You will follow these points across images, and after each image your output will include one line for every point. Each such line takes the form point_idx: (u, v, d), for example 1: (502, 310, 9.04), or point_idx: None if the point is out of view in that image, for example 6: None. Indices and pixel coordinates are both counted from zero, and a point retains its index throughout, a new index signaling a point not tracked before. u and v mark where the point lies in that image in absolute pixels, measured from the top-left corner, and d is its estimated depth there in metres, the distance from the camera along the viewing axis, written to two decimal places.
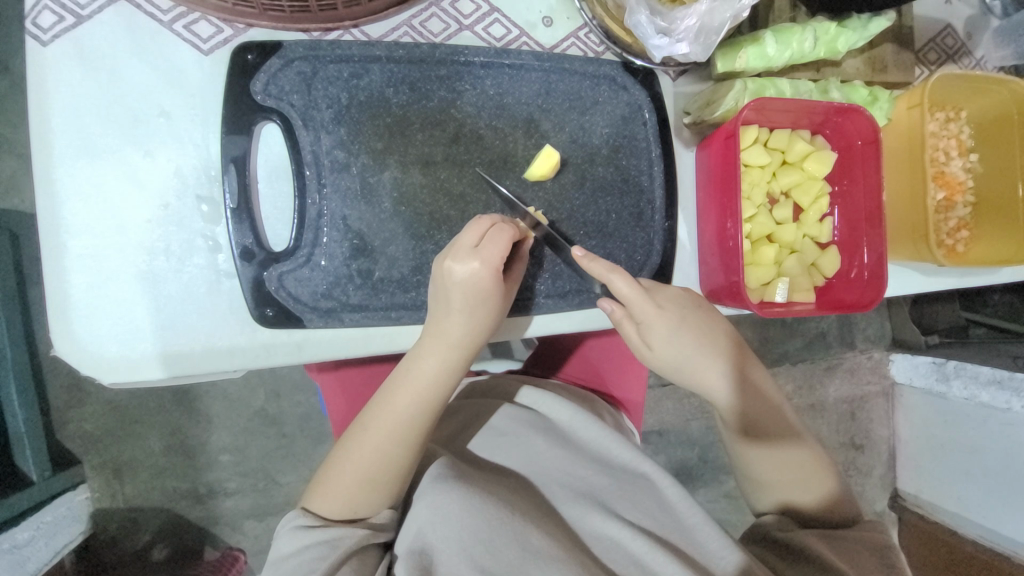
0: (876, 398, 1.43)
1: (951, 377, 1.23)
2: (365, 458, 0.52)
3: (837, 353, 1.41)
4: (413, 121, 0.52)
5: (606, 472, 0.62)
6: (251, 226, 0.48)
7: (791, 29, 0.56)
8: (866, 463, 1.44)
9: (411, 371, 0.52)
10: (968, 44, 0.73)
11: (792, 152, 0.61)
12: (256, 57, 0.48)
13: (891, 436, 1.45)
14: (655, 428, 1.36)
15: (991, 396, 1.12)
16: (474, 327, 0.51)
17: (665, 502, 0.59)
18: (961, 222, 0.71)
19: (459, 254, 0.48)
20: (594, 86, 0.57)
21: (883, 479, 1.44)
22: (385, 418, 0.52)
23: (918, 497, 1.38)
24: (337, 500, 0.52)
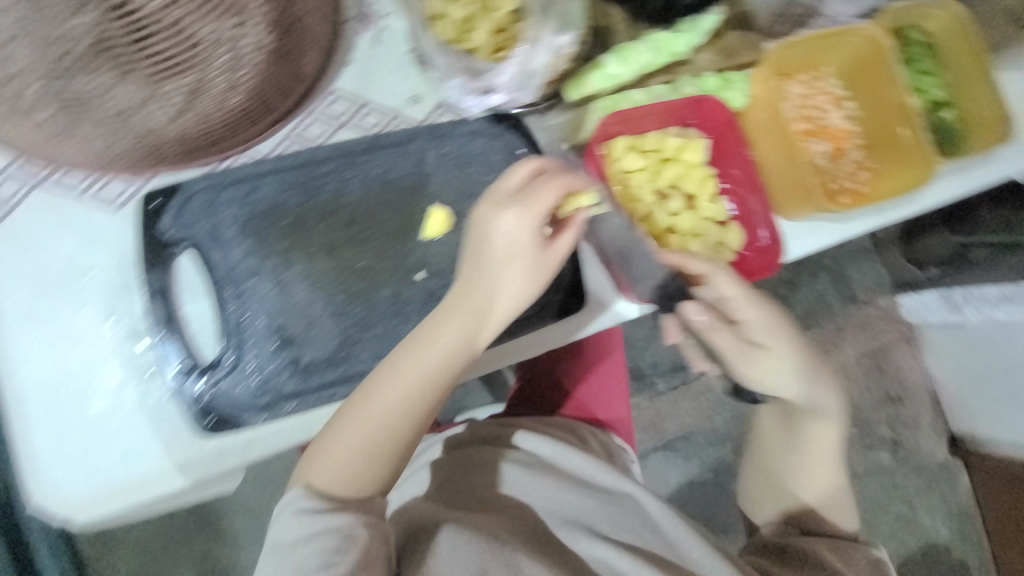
0: (898, 346, 1.43)
1: (961, 305, 1.21)
2: (358, 440, 0.52)
3: (843, 310, 1.41)
4: (311, 217, 0.58)
5: (590, 498, 0.67)
6: (180, 346, 0.53)
7: (627, 46, 0.63)
8: (911, 415, 1.43)
9: (426, 348, 0.53)
10: (816, 4, 0.77)
11: (668, 148, 0.65)
12: (160, 201, 0.55)
13: (927, 380, 1.44)
14: (680, 433, 1.40)
15: (1002, 312, 1.09)
16: (478, 299, 0.53)
17: (648, 515, 0.66)
18: (860, 164, 0.73)
19: (497, 204, 0.52)
20: (469, 142, 0.63)
21: (932, 426, 1.43)
22: (377, 402, 0.52)
23: (973, 436, 1.36)
24: (326, 476, 0.52)
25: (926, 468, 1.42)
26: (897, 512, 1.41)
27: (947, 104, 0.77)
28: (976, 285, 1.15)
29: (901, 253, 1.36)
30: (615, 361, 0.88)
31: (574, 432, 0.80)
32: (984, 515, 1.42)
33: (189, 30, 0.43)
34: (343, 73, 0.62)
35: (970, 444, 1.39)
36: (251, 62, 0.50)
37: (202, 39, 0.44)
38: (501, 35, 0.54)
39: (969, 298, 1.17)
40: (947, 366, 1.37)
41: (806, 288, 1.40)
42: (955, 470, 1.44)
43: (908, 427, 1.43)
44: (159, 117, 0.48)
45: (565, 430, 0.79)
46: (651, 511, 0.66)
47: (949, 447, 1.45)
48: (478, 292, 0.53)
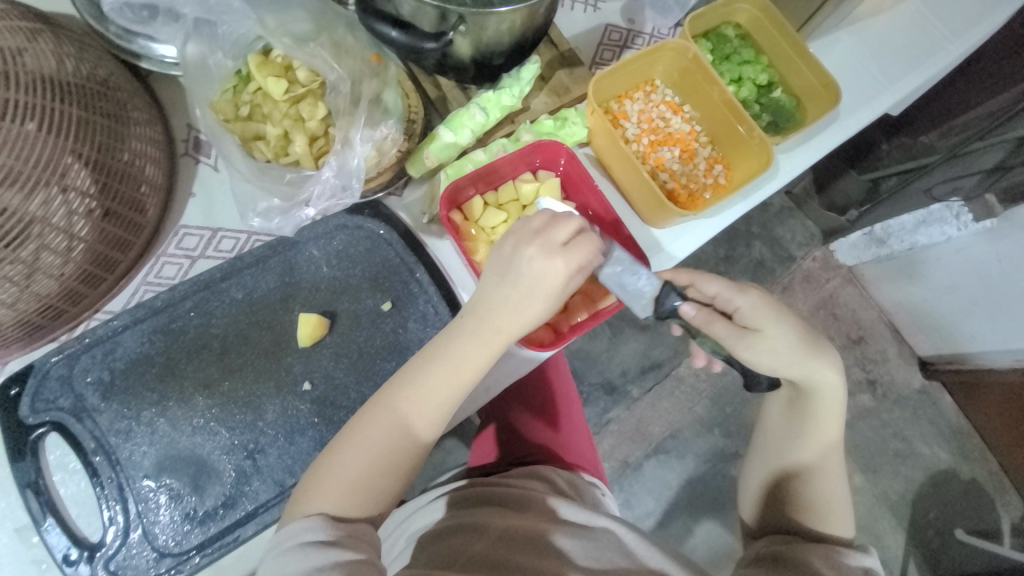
0: (844, 289, 1.48)
1: (885, 239, 1.30)
2: (356, 465, 0.52)
3: (783, 270, 1.46)
4: (180, 358, 0.56)
5: (575, 538, 0.65)
6: (62, 533, 0.51)
7: (458, 114, 0.65)
8: (877, 351, 1.47)
9: (455, 365, 0.53)
10: (634, 27, 0.83)
11: (523, 194, 0.67)
12: (18, 388, 0.53)
13: (881, 313, 1.49)
14: (667, 433, 1.39)
15: (927, 236, 1.18)
16: (500, 320, 0.53)
17: (627, 545, 0.66)
18: (711, 159, 0.77)
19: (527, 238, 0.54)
20: (331, 239, 0.64)
21: (900, 356, 1.47)
22: (382, 422, 0.53)
23: (942, 355, 1.39)
24: (331, 497, 0.51)
25: (908, 398, 1.45)
26: (894, 449, 1.43)
27: (775, 83, 0.82)
28: (892, 217, 1.26)
29: (822, 203, 1.41)
30: (571, 404, 0.95)
31: (542, 477, 0.78)
32: (978, 428, 1.43)
33: (0, 207, 0.45)
34: (188, 208, 0.63)
35: (940, 365, 1.41)
36: (78, 223, 0.51)
37: (18, 210, 0.46)
38: (318, 142, 0.56)
39: (889, 230, 1.28)
40: (892, 296, 1.41)
41: (744, 258, 1.45)
42: (936, 392, 1.46)
43: (879, 363, 1.47)
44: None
45: (534, 479, 0.77)
46: (628, 541, 0.66)
47: (922, 373, 1.46)
48: (494, 312, 0.54)
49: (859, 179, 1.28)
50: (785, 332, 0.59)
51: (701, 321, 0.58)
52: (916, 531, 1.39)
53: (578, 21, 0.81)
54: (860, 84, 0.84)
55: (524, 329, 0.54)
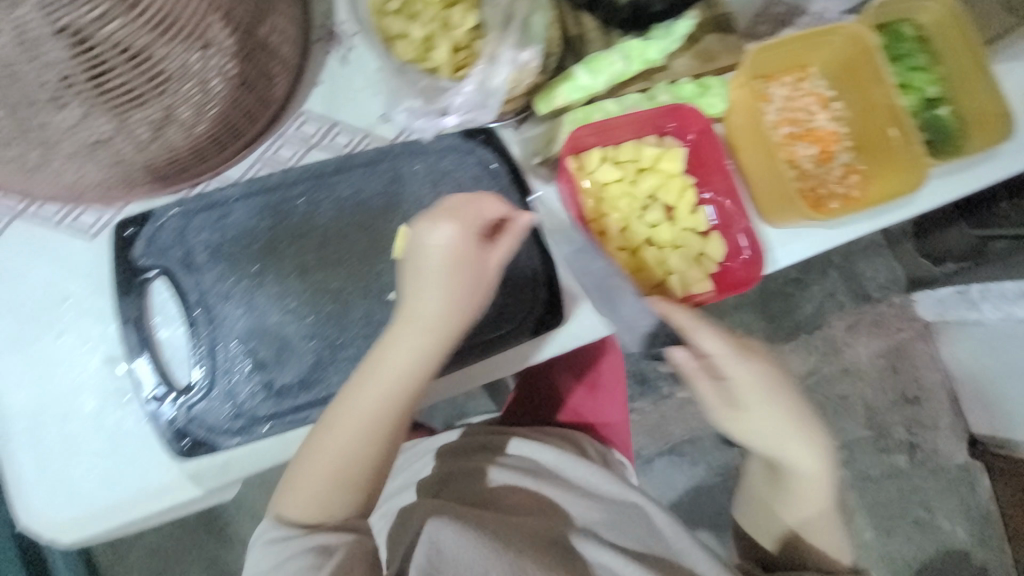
0: (915, 344, 1.37)
1: (978, 302, 1.18)
2: (343, 452, 0.51)
3: (855, 309, 1.36)
4: (282, 239, 0.58)
5: (596, 505, 0.69)
6: (153, 373, 0.54)
7: (599, 56, 0.61)
8: (929, 416, 1.38)
9: (380, 364, 0.51)
10: (800, 2, 0.75)
11: (643, 158, 0.64)
12: (134, 229, 0.55)
13: (946, 379, 1.38)
14: (685, 437, 1.37)
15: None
16: (420, 312, 0.51)
17: (656, 528, 0.67)
18: (848, 167, 0.71)
19: (436, 218, 0.51)
20: (441, 158, 0.63)
21: (952, 427, 1.37)
22: (349, 419, 0.51)
23: (995, 438, 1.30)
24: (302, 497, 0.52)
25: (946, 471, 1.37)
26: (915, 517, 1.36)
27: (943, 100, 0.73)
28: (993, 281, 1.13)
29: (914, 246, 1.35)
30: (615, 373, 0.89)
31: (573, 443, 0.80)
32: (1009, 521, 1.36)
33: (138, 48, 0.43)
34: (313, 94, 0.63)
35: (992, 447, 1.32)
36: (216, 80, 0.50)
37: (156, 58, 0.44)
38: (461, 53, 0.54)
39: (987, 295, 1.15)
40: (965, 364, 1.31)
41: (816, 286, 1.36)
42: (977, 474, 1.37)
43: (927, 429, 1.38)
44: (127, 150, 0.50)
45: (561, 439, 0.79)
46: (656, 520, 0.67)
47: (968, 450, 1.38)
48: (409, 303, 0.52)
49: (965, 236, 1.18)
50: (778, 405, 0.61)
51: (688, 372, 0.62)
52: None
53: None
54: None
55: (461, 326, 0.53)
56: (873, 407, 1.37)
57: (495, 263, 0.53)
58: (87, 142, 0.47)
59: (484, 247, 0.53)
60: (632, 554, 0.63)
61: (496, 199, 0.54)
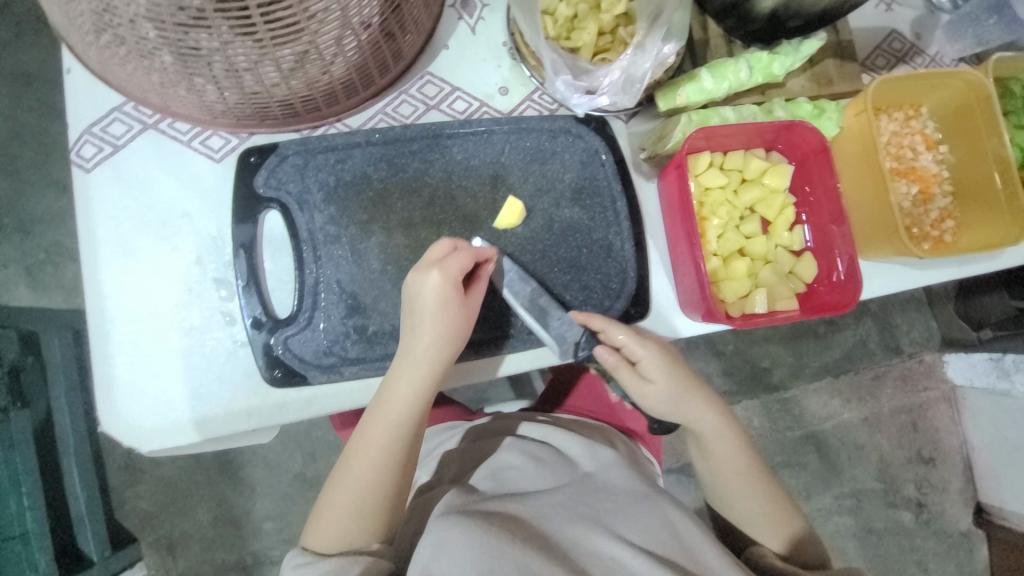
0: (938, 404, 1.36)
1: (1012, 372, 1.21)
2: (360, 483, 0.54)
3: (884, 361, 1.35)
4: (392, 192, 0.59)
5: (609, 496, 0.63)
6: (258, 299, 0.55)
7: (724, 63, 0.62)
8: (941, 479, 1.36)
9: (380, 396, 0.54)
10: (918, 44, 0.76)
11: (749, 169, 0.64)
12: (257, 158, 0.57)
13: (962, 444, 1.37)
14: None
15: None
16: (417, 347, 0.53)
17: (678, 531, 0.60)
18: (944, 212, 0.71)
19: (421, 267, 0.53)
20: (552, 138, 0.64)
21: (962, 493, 1.36)
22: (362, 452, 0.54)
23: (1003, 510, 1.29)
24: (327, 532, 0.53)
25: (949, 536, 1.35)
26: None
27: None
28: None
29: (955, 310, 1.29)
30: None
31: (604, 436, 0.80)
32: None
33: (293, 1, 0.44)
34: (440, 58, 0.64)
35: (997, 518, 1.31)
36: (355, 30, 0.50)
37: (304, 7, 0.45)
38: (605, 38, 0.54)
39: (1020, 366, 1.18)
40: (989, 431, 1.30)
41: (847, 332, 1.35)
42: (979, 544, 1.36)
43: (937, 492, 1.36)
44: (269, 79, 0.50)
45: (594, 433, 0.80)
46: (675, 519, 0.61)
47: (972, 518, 1.37)
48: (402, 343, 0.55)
49: (1004, 305, 1.16)
50: (676, 388, 0.59)
51: (612, 366, 0.59)
52: None
53: (867, 14, 0.74)
54: None
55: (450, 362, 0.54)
56: (887, 460, 1.35)
57: (469, 307, 0.55)
58: (229, 70, 0.48)
59: (460, 297, 0.54)
60: (662, 555, 0.56)
61: (467, 250, 0.54)
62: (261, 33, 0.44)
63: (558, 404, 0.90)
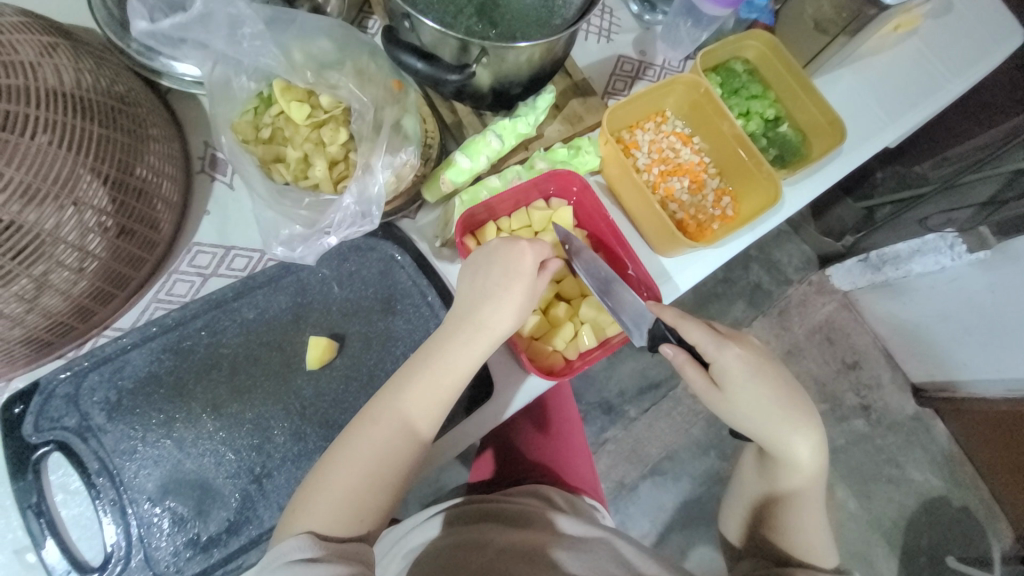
0: (840, 315, 1.49)
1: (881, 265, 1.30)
2: (359, 467, 0.52)
3: (781, 293, 1.47)
4: (188, 378, 0.56)
5: (570, 549, 0.65)
6: (63, 554, 0.50)
7: (474, 140, 0.66)
8: (872, 376, 1.48)
9: (425, 361, 0.55)
10: (646, 58, 0.86)
11: (535, 222, 0.68)
12: (22, 407, 0.52)
13: (875, 339, 1.49)
14: (663, 454, 1.39)
15: (921, 264, 1.19)
16: (483, 316, 0.56)
17: (626, 559, 0.66)
18: (720, 191, 0.79)
19: (510, 238, 0.58)
20: (342, 261, 0.64)
21: (894, 381, 1.48)
22: (376, 438, 0.53)
23: (936, 382, 1.40)
24: (320, 516, 0.50)
25: (902, 423, 1.46)
26: (888, 475, 1.43)
27: (782, 118, 0.85)
28: (886, 245, 1.27)
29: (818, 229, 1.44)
30: (569, 416, 0.96)
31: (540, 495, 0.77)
32: (970, 456, 1.45)
33: (8, 221, 0.44)
34: (202, 225, 0.63)
35: (934, 392, 1.42)
36: (91, 238, 0.50)
37: (28, 226, 0.45)
38: (338, 166, 0.57)
39: (884, 257, 1.28)
40: (887, 321, 1.42)
41: (742, 281, 1.46)
42: (930, 419, 1.47)
43: (873, 389, 1.47)
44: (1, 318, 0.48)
45: (530, 496, 0.76)
46: (626, 552, 0.67)
47: (915, 399, 1.47)
48: (470, 303, 0.57)
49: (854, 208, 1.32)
50: (761, 388, 0.61)
51: (679, 365, 0.61)
52: (908, 558, 1.38)
53: (590, 52, 0.83)
54: (862, 121, 0.86)
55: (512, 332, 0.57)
56: (822, 379, 1.46)
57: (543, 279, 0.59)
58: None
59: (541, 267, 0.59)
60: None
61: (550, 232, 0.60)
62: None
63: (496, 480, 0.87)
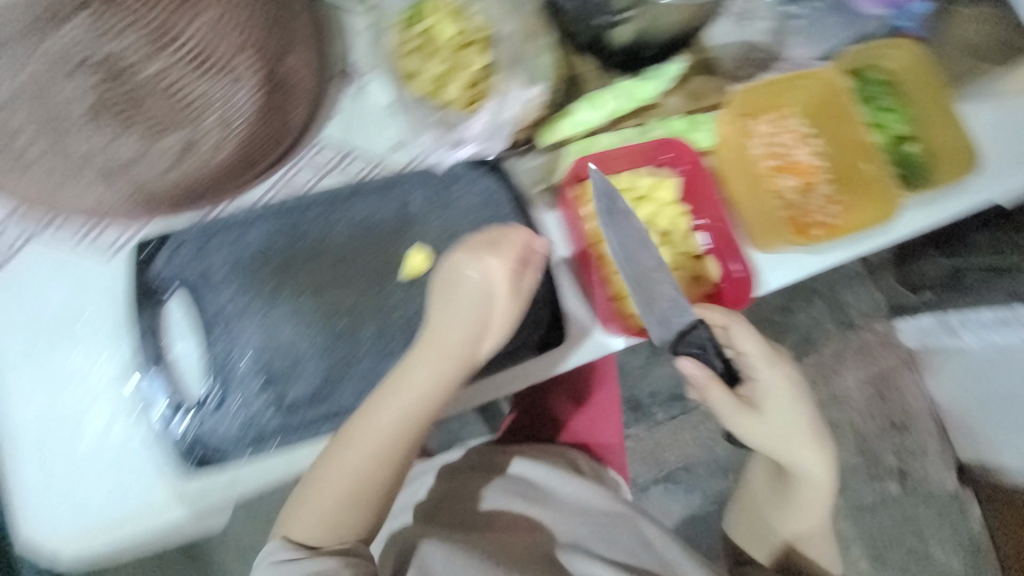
0: (899, 371, 1.41)
1: (958, 330, 1.18)
2: (309, 495, 0.55)
3: (841, 336, 1.41)
4: (298, 258, 0.61)
5: (584, 521, 0.74)
6: (169, 382, 0.55)
7: (599, 94, 0.67)
8: (917, 442, 1.40)
9: (392, 390, 0.55)
10: (776, 49, 0.81)
11: (640, 186, 0.68)
12: (154, 248, 0.57)
13: (931, 405, 1.42)
14: (681, 464, 1.37)
15: (1002, 337, 1.06)
16: (466, 350, 0.56)
17: (644, 537, 0.73)
18: (829, 198, 0.76)
19: (473, 253, 0.56)
20: (448, 185, 0.65)
21: (940, 453, 1.40)
22: (343, 459, 0.55)
23: (982, 463, 1.32)
24: (304, 525, 0.55)
25: (937, 498, 1.38)
26: (907, 544, 1.37)
27: (912, 137, 0.80)
28: (971, 310, 1.12)
29: (896, 277, 1.39)
30: (604, 395, 0.91)
31: (561, 456, 0.84)
32: (1000, 549, 1.37)
33: (172, 80, 0.49)
34: (329, 124, 0.66)
35: (980, 473, 1.35)
36: (239, 118, 0.54)
37: (197, 91, 0.50)
38: None
39: (966, 323, 1.14)
40: (947, 390, 1.35)
41: (802, 313, 1.40)
42: (967, 500, 1.39)
43: (915, 456, 1.40)
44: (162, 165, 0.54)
45: (554, 455, 0.83)
46: (647, 533, 0.73)
47: (957, 476, 1.40)
48: (433, 330, 0.56)
49: (942, 266, 1.22)
50: (795, 410, 0.66)
51: (703, 385, 0.62)
52: None
53: (726, 31, 0.80)
54: (1010, 153, 0.78)
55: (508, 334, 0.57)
56: (863, 432, 1.39)
57: (526, 285, 0.56)
58: (117, 157, 0.51)
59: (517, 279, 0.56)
60: (630, 562, 0.70)
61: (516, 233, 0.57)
62: (140, 116, 0.49)
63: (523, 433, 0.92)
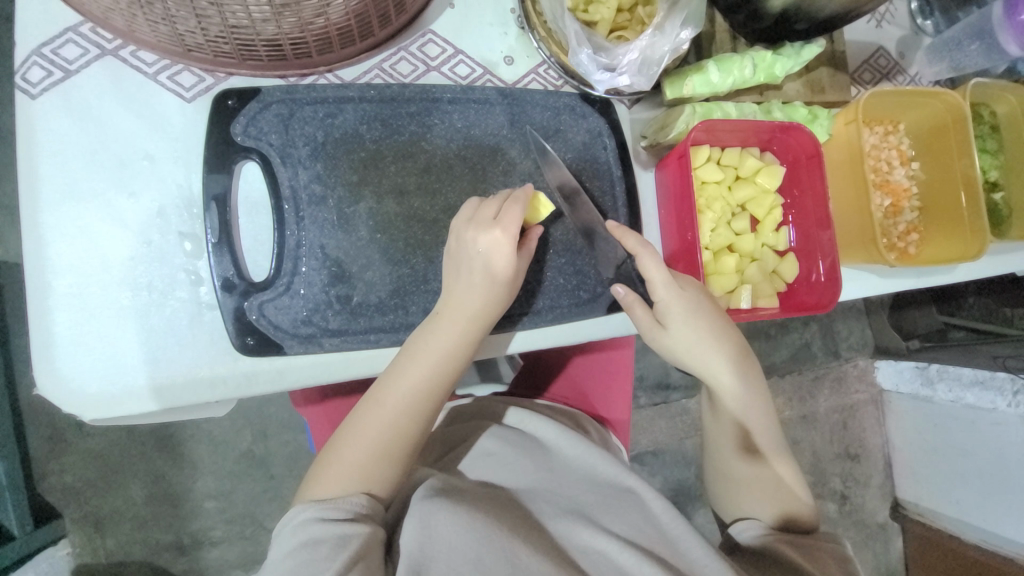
0: (867, 407, 1.43)
1: (934, 380, 1.28)
2: (341, 450, 0.51)
3: (824, 363, 1.40)
4: (385, 154, 0.55)
5: (591, 488, 0.64)
6: (231, 258, 0.50)
7: (731, 57, 0.61)
8: (864, 474, 1.44)
9: (425, 338, 0.52)
10: (901, 62, 0.79)
11: (744, 168, 0.64)
12: (236, 103, 0.52)
13: (885, 443, 1.45)
14: (649, 448, 1.31)
15: (977, 397, 1.18)
16: (430, 332, 0.52)
17: (649, 512, 0.62)
18: (910, 226, 0.75)
19: (475, 224, 0.51)
20: (555, 116, 0.61)
21: (881, 488, 1.44)
22: (370, 414, 0.51)
23: (918, 505, 1.38)
24: (333, 484, 0.49)
25: (868, 526, 1.43)
26: None
27: (1000, 185, 0.77)
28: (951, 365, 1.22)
29: (888, 320, 1.36)
30: (618, 356, 0.86)
31: (575, 420, 0.78)
32: None
33: None
34: (442, 16, 0.60)
35: (911, 512, 1.40)
36: None
37: None
38: (622, 16, 0.54)
39: (943, 375, 1.25)
40: (908, 434, 1.38)
41: (796, 334, 1.38)
42: (892, 533, 1.45)
43: (859, 485, 1.43)
44: (255, 14, 0.44)
45: (567, 416, 0.78)
46: (650, 504, 0.62)
47: (889, 511, 1.45)
48: (448, 287, 0.53)
49: (932, 318, 1.26)
50: (697, 325, 0.59)
51: (627, 305, 0.59)
52: None
53: (859, 29, 0.77)
54: None
55: (486, 314, 0.53)
56: (819, 455, 1.40)
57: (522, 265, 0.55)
58: None
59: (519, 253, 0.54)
60: (642, 543, 0.58)
61: (519, 194, 0.53)
62: None
63: (534, 391, 0.87)
